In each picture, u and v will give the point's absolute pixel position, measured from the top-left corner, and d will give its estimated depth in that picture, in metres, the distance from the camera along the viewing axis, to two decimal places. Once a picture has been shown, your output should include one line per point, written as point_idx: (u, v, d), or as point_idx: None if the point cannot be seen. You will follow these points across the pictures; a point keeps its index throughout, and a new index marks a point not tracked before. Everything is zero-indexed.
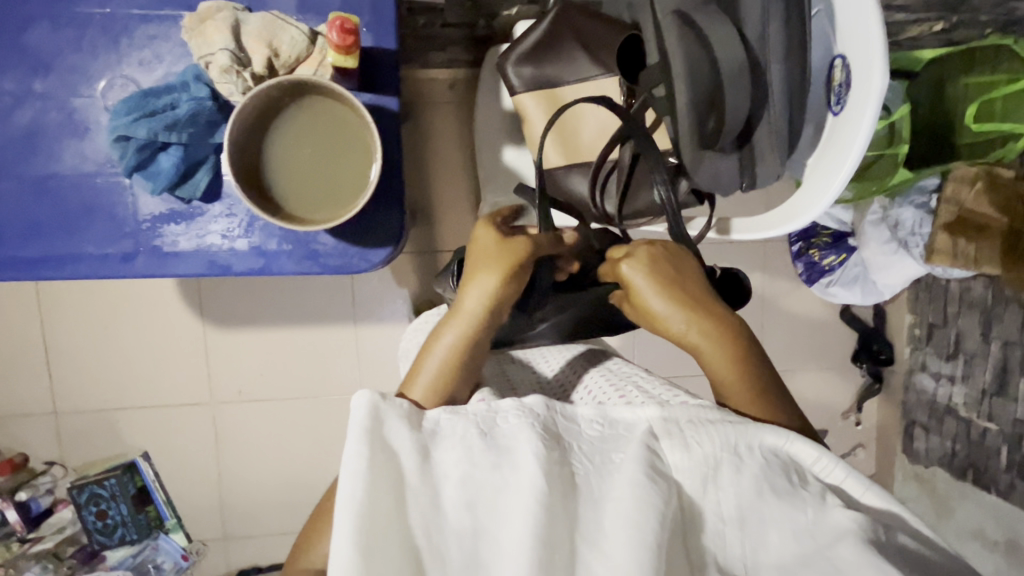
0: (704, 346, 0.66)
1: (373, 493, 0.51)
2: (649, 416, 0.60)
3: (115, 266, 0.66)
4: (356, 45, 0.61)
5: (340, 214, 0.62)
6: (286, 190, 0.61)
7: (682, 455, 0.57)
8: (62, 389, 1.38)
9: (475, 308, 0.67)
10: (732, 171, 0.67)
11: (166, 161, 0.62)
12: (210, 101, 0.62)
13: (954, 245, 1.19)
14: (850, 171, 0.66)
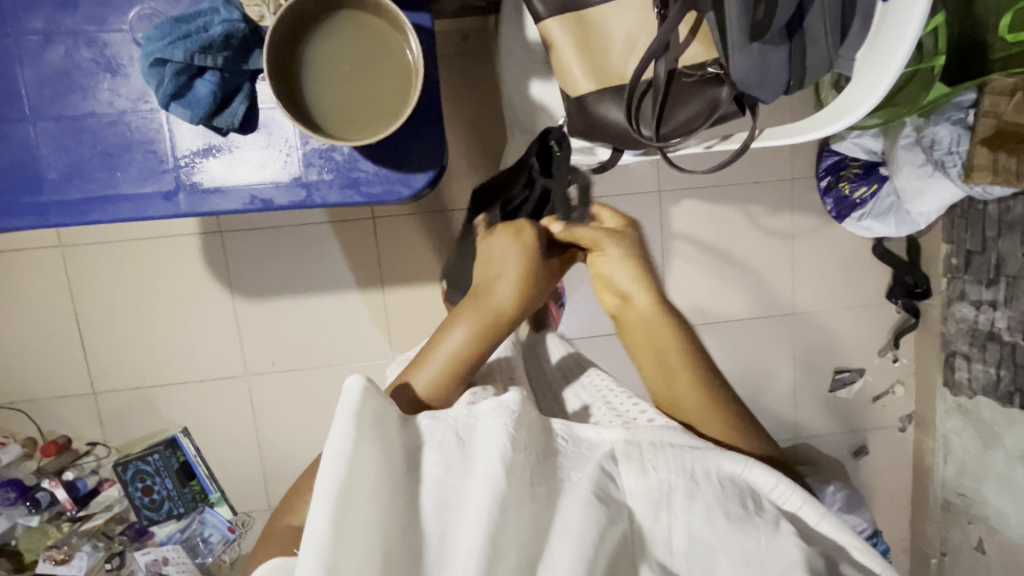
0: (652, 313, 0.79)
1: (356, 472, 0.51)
2: (614, 438, 0.66)
3: (157, 204, 0.65)
4: None
5: (378, 133, 0.60)
6: (326, 108, 0.60)
7: (637, 478, 0.63)
8: (98, 371, 1.39)
9: (493, 308, 0.80)
10: (782, 62, 0.66)
11: (202, 87, 0.60)
12: (244, 25, 0.60)
13: (994, 161, 1.15)
14: (901, 59, 0.64)
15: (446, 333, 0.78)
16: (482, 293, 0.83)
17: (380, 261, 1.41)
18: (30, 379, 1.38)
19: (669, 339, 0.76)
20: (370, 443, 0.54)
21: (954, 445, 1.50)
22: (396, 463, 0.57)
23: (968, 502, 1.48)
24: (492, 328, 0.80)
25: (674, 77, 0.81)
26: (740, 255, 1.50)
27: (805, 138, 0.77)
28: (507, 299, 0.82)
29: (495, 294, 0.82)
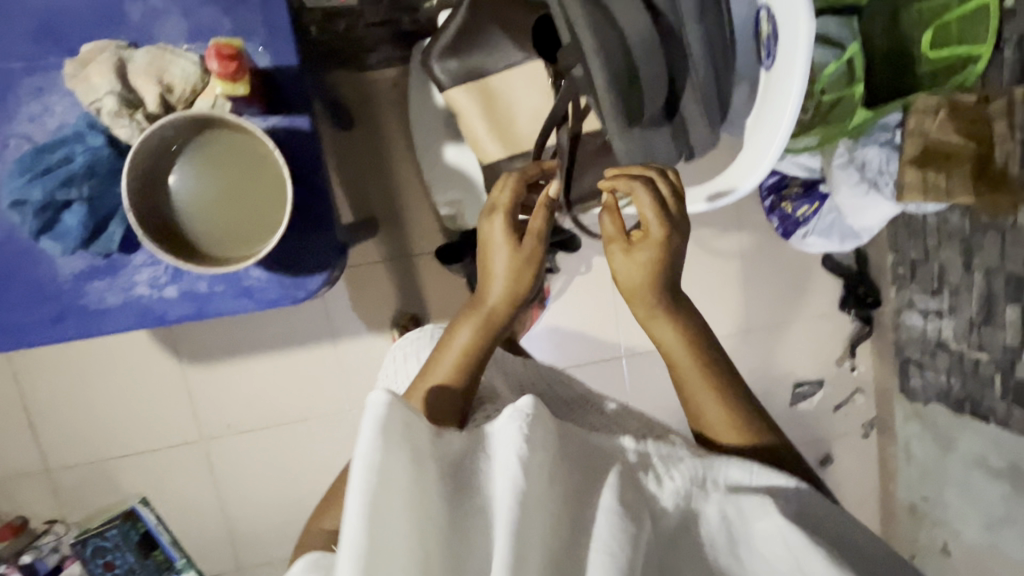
0: (672, 343, 0.65)
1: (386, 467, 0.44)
2: (628, 445, 0.57)
3: (44, 331, 0.64)
4: (242, 70, 0.58)
5: (251, 252, 0.60)
6: (199, 225, 0.59)
7: (658, 487, 0.54)
8: (49, 448, 1.36)
9: (490, 305, 0.69)
10: (665, 141, 0.67)
11: (72, 219, 0.59)
12: (109, 149, 0.59)
13: (923, 177, 1.15)
14: (787, 129, 0.65)
15: (450, 336, 0.70)
16: (479, 290, 0.71)
17: (328, 314, 1.40)
18: None
19: (690, 367, 0.64)
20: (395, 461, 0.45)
21: (915, 449, 1.51)
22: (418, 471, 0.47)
23: (932, 506, 1.49)
24: (495, 327, 0.69)
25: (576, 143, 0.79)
26: (692, 278, 1.50)
27: (712, 207, 0.76)
28: (507, 291, 0.69)
29: (492, 288, 0.69)
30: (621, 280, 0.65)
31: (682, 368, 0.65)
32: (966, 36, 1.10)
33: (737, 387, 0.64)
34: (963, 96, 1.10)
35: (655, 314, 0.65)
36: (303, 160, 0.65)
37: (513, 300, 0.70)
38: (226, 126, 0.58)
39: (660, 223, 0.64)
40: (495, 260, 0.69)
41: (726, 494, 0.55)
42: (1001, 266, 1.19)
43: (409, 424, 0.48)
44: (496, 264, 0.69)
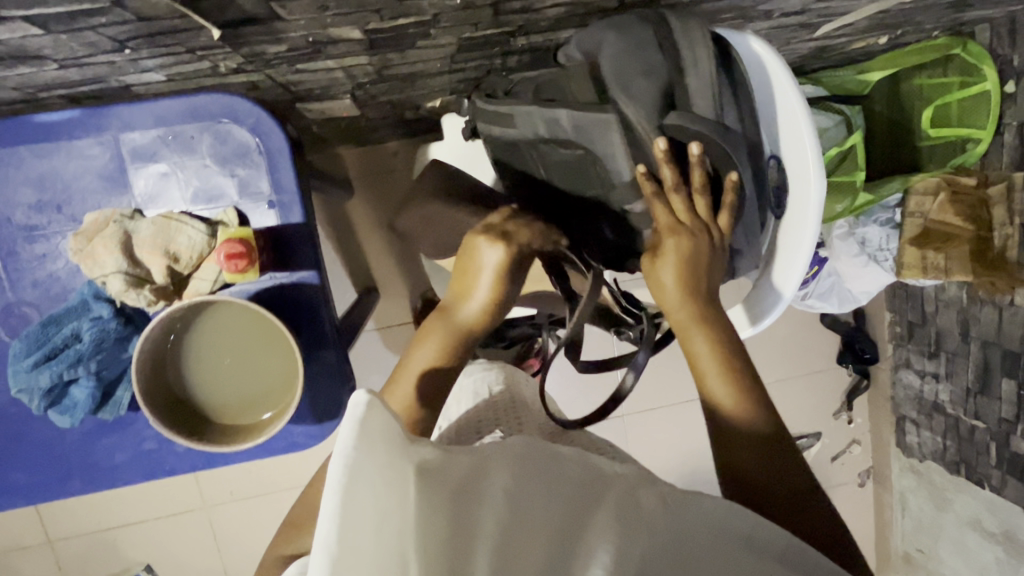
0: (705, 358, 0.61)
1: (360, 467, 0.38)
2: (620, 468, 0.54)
3: (53, 490, 0.64)
4: (252, 263, 0.59)
5: (283, 406, 0.59)
6: (222, 407, 0.59)
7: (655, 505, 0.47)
8: (52, 519, 1.36)
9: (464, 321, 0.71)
10: None
11: (78, 392, 0.58)
12: (115, 322, 0.58)
13: (923, 258, 1.16)
14: (798, 279, 0.66)
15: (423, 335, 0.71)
16: (454, 300, 0.73)
17: None
18: None
19: (715, 378, 0.59)
20: (379, 456, 0.41)
21: (910, 502, 1.54)
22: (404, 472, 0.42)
23: (927, 558, 1.52)
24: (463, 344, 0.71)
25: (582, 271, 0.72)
26: None
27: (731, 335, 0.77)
28: (484, 321, 0.72)
29: (470, 307, 0.72)
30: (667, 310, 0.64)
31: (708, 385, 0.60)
32: (966, 117, 1.11)
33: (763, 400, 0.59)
34: (964, 179, 1.12)
35: (690, 327, 0.62)
36: (310, 315, 0.64)
37: (484, 330, 0.73)
38: (202, 309, 0.57)
39: (683, 224, 0.65)
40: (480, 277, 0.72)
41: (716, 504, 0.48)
42: (997, 341, 1.20)
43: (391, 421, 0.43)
44: (479, 283, 0.72)
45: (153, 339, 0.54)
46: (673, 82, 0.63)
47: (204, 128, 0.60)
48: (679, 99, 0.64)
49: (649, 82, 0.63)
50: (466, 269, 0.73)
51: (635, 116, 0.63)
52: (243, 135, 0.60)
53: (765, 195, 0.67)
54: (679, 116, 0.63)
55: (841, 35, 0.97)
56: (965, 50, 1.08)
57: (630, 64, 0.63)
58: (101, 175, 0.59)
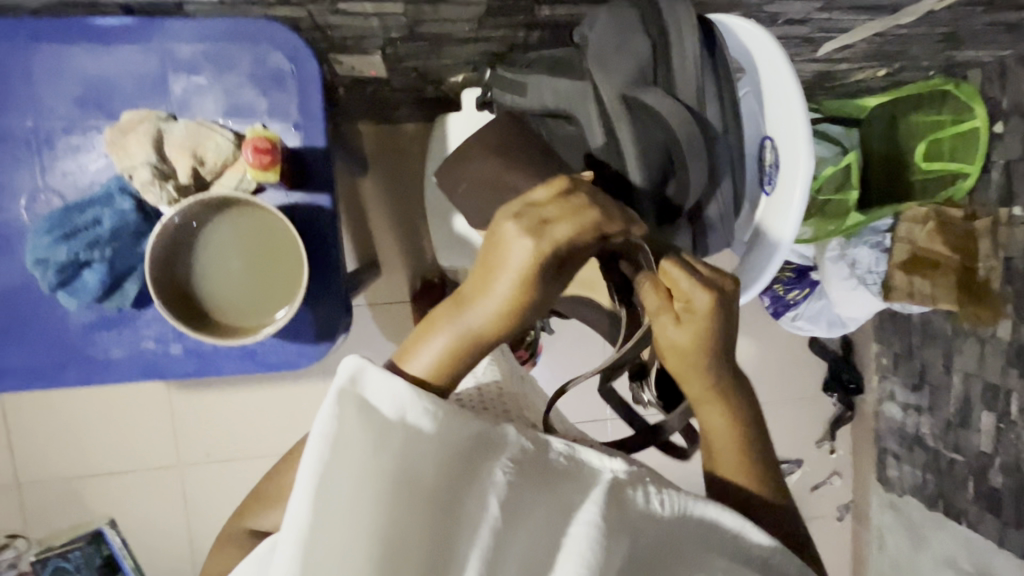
0: (719, 426, 0.61)
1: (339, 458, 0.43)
2: (618, 466, 0.53)
3: (48, 377, 0.65)
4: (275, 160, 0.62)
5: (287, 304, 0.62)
6: (228, 310, 0.62)
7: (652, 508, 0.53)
8: (23, 461, 1.34)
9: (476, 323, 0.53)
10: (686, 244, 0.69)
11: (89, 277, 0.61)
12: (136, 214, 0.61)
13: (911, 283, 1.20)
14: (782, 253, 0.69)
15: (426, 329, 0.54)
16: (468, 290, 0.54)
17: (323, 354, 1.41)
18: None
19: (726, 431, 0.61)
20: (355, 454, 0.44)
21: (886, 540, 1.52)
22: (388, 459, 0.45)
23: None
24: (476, 350, 0.54)
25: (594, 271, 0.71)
26: None
27: None
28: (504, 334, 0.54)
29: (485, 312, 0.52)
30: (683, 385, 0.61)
31: (719, 442, 0.61)
32: (956, 153, 1.17)
33: (756, 444, 0.62)
34: (950, 210, 1.18)
35: (709, 395, 0.60)
36: (319, 235, 0.67)
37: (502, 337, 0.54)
38: (209, 210, 0.60)
39: (709, 284, 0.57)
40: (501, 274, 0.52)
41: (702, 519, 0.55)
42: (978, 373, 1.23)
43: (373, 412, 0.46)
44: (501, 282, 0.52)
45: (162, 233, 0.57)
46: (653, 58, 0.65)
47: (246, 49, 0.65)
48: (659, 76, 0.66)
49: (623, 57, 0.64)
50: (492, 254, 0.52)
51: (606, 90, 0.64)
52: (280, 60, 0.65)
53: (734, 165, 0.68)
54: (654, 88, 0.64)
55: (842, 60, 1.04)
56: (959, 89, 1.14)
57: (611, 37, 0.65)
58: (145, 80, 0.64)
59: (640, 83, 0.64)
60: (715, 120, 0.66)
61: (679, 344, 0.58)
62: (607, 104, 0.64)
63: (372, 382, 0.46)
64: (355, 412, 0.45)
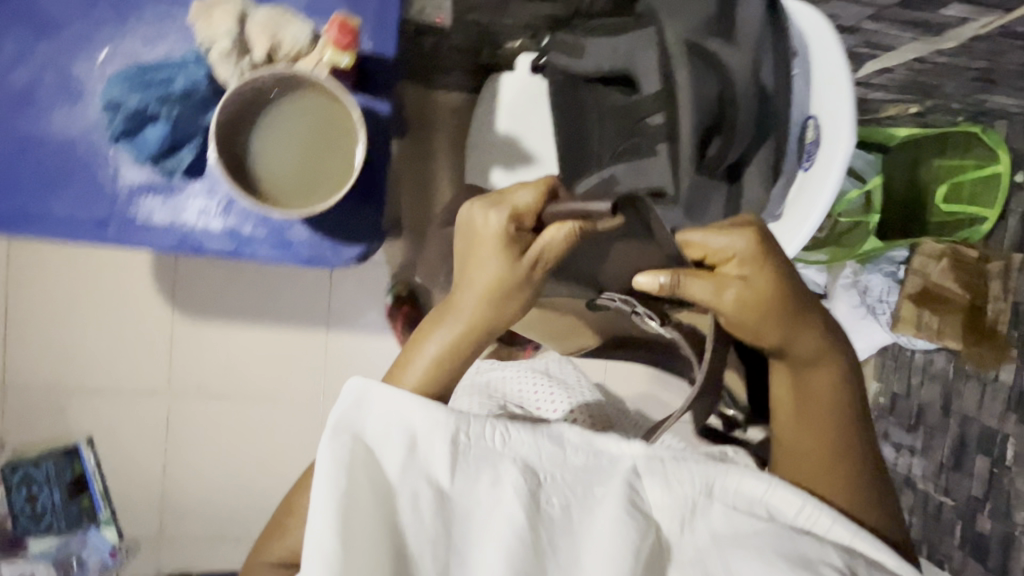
0: (813, 398, 0.61)
1: (352, 488, 0.46)
2: (636, 452, 0.55)
3: (85, 230, 0.66)
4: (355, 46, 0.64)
5: (339, 186, 0.64)
6: (285, 183, 0.63)
7: (661, 491, 0.53)
8: (13, 363, 1.33)
9: (466, 298, 0.60)
10: (720, 203, 0.71)
11: (153, 134, 0.63)
12: (207, 83, 0.64)
13: (919, 316, 1.24)
14: (811, 229, 0.72)
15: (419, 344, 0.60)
16: (462, 276, 0.62)
17: (331, 304, 1.41)
18: None
19: (822, 408, 0.61)
20: (363, 479, 0.47)
21: None
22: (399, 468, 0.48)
23: None
24: (472, 337, 0.60)
25: (598, 242, 0.75)
26: None
27: None
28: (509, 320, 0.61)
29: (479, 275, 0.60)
30: (791, 349, 0.60)
31: (819, 420, 0.61)
32: (978, 198, 1.20)
33: (852, 419, 0.62)
34: (966, 250, 1.19)
35: (805, 363, 0.61)
36: (372, 138, 0.70)
37: (497, 311, 0.60)
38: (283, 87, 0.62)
39: (759, 244, 0.58)
40: (479, 259, 0.60)
41: (730, 505, 0.53)
42: (976, 417, 1.25)
43: (371, 438, 0.49)
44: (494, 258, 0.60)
45: (236, 94, 0.59)
46: (722, 8, 0.66)
47: None
48: (724, 27, 0.66)
49: (690, 6, 0.65)
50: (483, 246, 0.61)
51: (673, 32, 0.65)
52: None
53: (776, 135, 0.71)
54: (723, 34, 0.65)
55: (878, 86, 1.09)
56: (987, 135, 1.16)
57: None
58: None
59: (710, 31, 0.66)
60: (767, 88, 0.69)
61: (750, 301, 0.57)
62: (670, 42, 0.65)
63: (373, 394, 0.50)
64: (355, 425, 0.49)
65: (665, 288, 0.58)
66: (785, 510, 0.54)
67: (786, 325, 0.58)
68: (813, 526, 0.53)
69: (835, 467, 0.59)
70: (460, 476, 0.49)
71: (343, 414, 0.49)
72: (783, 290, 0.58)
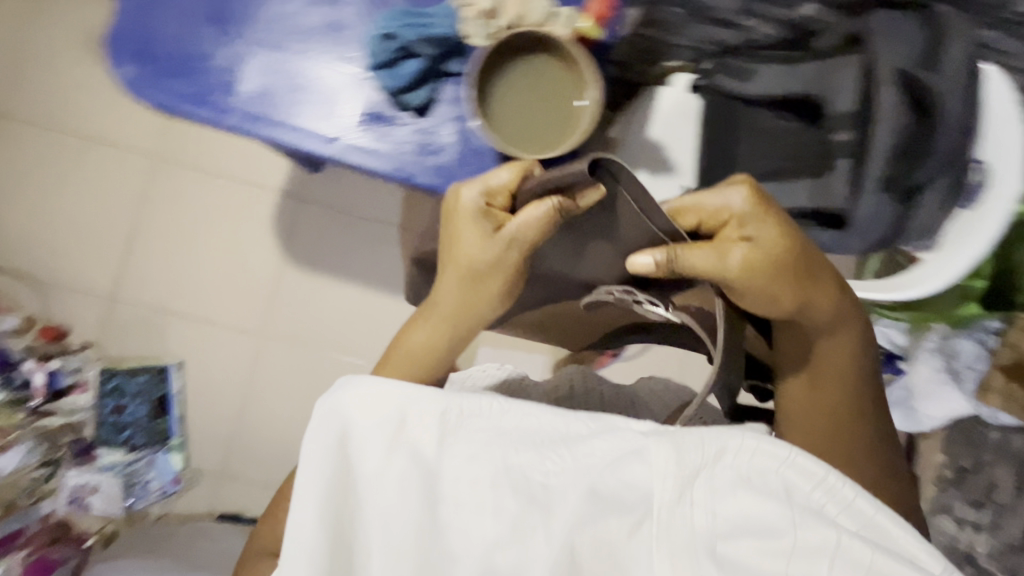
0: (814, 355, 0.70)
1: (337, 470, 0.53)
2: (648, 428, 0.54)
3: (317, 143, 0.73)
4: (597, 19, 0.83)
5: (569, 129, 0.72)
6: (523, 128, 0.72)
7: (669, 460, 0.51)
8: (127, 279, 1.40)
9: (459, 275, 0.73)
10: (894, 211, 0.86)
11: (405, 70, 0.72)
12: (457, 35, 0.73)
13: (1009, 388, 1.28)
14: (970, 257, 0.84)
15: (416, 327, 0.77)
16: (450, 251, 0.74)
17: None
18: (63, 263, 1.39)
19: (831, 376, 0.71)
20: (343, 462, 0.54)
21: None
22: (383, 444, 0.54)
23: None
24: (465, 317, 0.75)
25: (575, 234, 0.73)
26: None
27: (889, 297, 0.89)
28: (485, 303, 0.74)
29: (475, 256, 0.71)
30: (816, 320, 0.67)
31: (830, 384, 0.71)
32: None
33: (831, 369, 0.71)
34: None
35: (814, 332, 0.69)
36: None
37: (477, 292, 0.73)
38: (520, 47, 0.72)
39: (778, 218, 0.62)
40: (462, 238, 0.71)
41: (735, 483, 0.50)
42: None
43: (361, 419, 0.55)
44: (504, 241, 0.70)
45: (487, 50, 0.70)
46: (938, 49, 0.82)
47: None
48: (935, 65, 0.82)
49: (906, 43, 0.82)
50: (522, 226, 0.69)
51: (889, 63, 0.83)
52: None
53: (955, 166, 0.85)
54: (933, 74, 0.81)
55: None
56: None
57: (894, 40, 0.83)
58: None
59: (923, 67, 0.82)
60: (951, 122, 0.83)
61: (754, 258, 0.61)
62: (886, 72, 0.82)
63: (345, 400, 0.56)
64: (336, 428, 0.55)
65: (662, 267, 0.63)
66: (807, 495, 0.50)
67: (784, 287, 0.63)
68: (834, 498, 0.50)
69: (830, 418, 0.72)
70: (446, 447, 0.54)
71: (324, 422, 0.55)
72: (790, 243, 0.62)
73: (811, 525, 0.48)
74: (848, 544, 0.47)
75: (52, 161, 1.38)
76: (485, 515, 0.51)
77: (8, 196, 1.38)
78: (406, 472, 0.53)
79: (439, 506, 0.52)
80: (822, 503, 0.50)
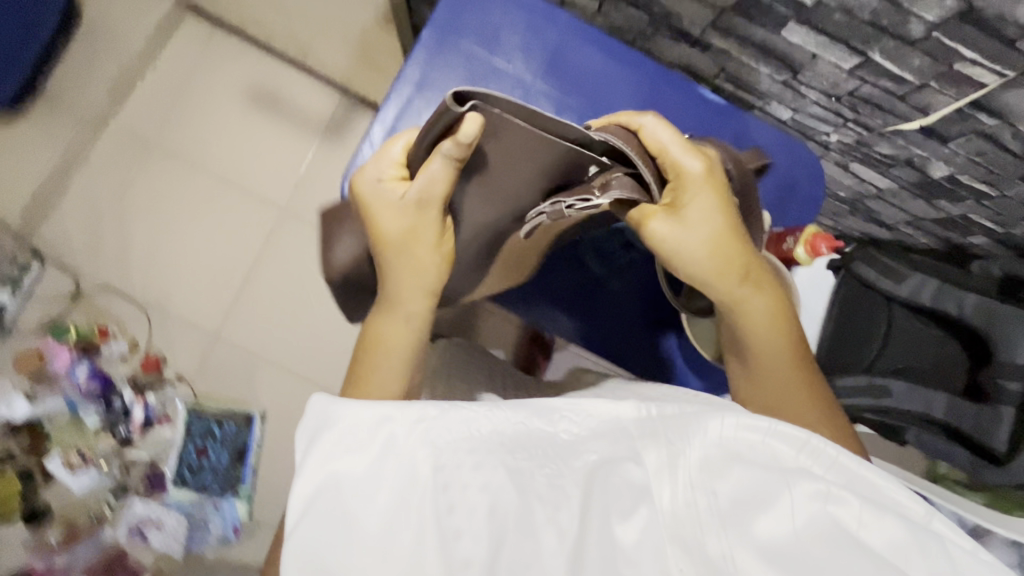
0: (764, 326, 0.65)
1: (319, 503, 0.46)
2: (629, 415, 0.54)
3: None
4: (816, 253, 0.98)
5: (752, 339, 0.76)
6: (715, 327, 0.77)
7: (647, 467, 0.48)
8: (233, 319, 1.44)
9: (389, 246, 0.63)
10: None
11: None
12: None
13: None
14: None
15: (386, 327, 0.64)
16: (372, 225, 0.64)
17: None
18: (176, 294, 1.43)
19: (769, 339, 0.65)
20: (322, 473, 0.47)
21: None
22: (369, 450, 0.48)
23: None
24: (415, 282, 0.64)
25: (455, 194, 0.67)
26: None
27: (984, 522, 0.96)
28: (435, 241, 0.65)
29: (394, 217, 0.63)
30: (747, 275, 0.63)
31: (764, 350, 0.64)
32: None
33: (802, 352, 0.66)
34: None
35: (762, 291, 0.65)
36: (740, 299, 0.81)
37: (415, 248, 0.64)
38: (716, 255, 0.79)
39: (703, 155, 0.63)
40: (386, 211, 0.63)
41: (715, 471, 0.47)
42: None
43: (338, 431, 0.49)
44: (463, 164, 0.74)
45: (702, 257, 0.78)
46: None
47: (791, 158, 0.81)
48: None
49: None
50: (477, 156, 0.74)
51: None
52: (805, 177, 0.81)
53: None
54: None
55: None
56: None
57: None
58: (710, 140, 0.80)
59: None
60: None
61: (683, 217, 0.61)
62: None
63: (326, 416, 0.50)
64: (328, 432, 0.49)
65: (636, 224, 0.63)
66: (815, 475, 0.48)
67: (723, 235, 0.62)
68: (818, 460, 0.48)
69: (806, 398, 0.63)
70: (438, 438, 0.49)
71: (315, 427, 0.50)
72: (728, 206, 0.62)
73: (830, 506, 0.44)
74: (841, 507, 0.43)
75: (191, 195, 1.45)
76: (490, 518, 0.44)
77: (139, 221, 1.43)
78: (405, 468, 0.47)
79: (443, 509, 0.44)
80: (810, 466, 0.48)
